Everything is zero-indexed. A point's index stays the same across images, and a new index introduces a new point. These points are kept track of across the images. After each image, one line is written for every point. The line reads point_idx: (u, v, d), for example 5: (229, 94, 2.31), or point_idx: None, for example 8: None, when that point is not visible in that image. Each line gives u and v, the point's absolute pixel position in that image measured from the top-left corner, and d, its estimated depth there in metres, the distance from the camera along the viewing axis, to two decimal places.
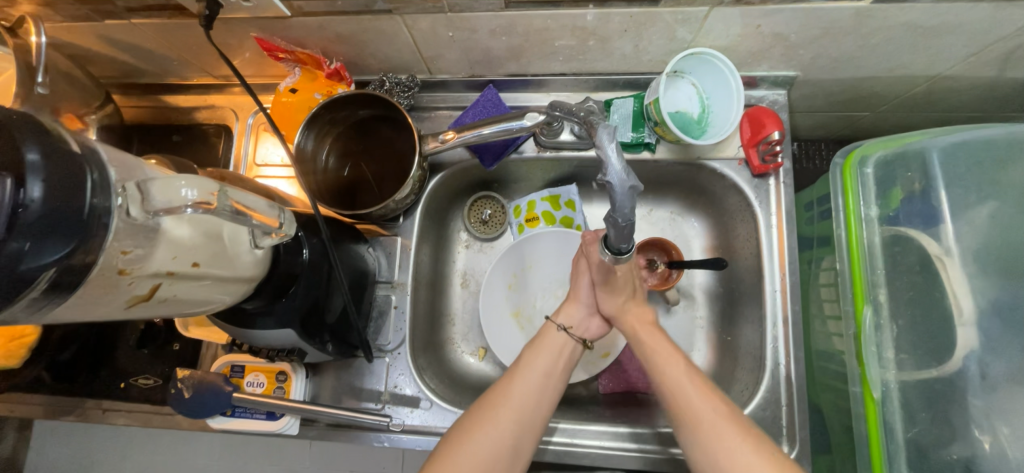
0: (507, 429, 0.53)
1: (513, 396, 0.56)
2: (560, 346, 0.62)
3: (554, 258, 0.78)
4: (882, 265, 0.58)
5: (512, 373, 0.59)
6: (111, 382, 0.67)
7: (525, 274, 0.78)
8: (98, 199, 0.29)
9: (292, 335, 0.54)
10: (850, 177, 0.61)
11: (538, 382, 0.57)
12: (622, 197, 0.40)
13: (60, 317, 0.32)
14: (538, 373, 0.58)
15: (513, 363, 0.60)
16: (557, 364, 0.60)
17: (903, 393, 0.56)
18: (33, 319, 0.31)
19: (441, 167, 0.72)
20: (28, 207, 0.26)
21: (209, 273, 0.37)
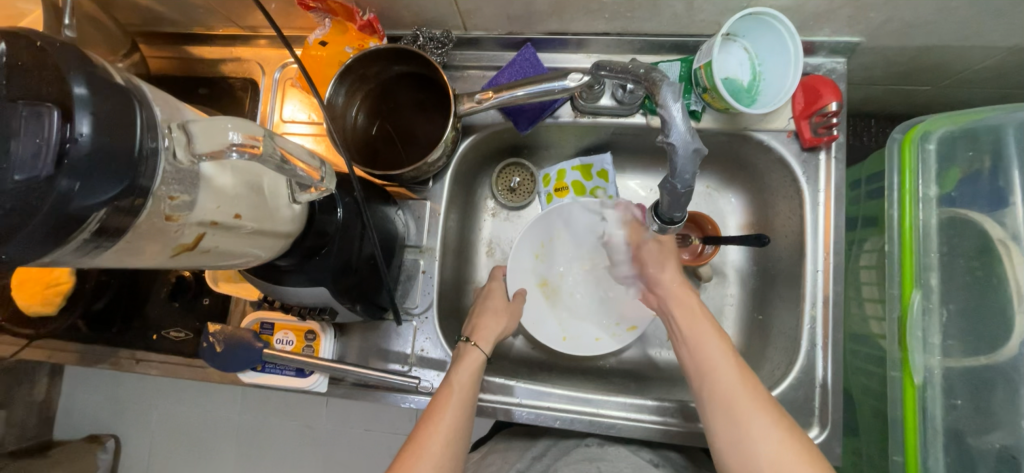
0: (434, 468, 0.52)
1: (429, 446, 0.53)
2: (476, 368, 0.61)
3: (583, 226, 0.75)
4: (937, 247, 0.56)
5: (428, 416, 0.56)
6: (143, 334, 0.69)
7: (553, 244, 0.76)
8: (146, 139, 0.28)
9: (324, 295, 0.54)
10: (909, 153, 0.57)
11: (456, 414, 0.56)
12: (684, 161, 0.38)
13: (105, 262, 0.31)
14: (457, 403, 0.57)
15: (428, 406, 0.57)
16: (473, 388, 0.59)
17: (946, 379, 0.55)
18: (79, 263, 0.30)
19: (473, 129, 0.70)
20: (76, 142, 0.24)
21: (251, 226, 0.36)
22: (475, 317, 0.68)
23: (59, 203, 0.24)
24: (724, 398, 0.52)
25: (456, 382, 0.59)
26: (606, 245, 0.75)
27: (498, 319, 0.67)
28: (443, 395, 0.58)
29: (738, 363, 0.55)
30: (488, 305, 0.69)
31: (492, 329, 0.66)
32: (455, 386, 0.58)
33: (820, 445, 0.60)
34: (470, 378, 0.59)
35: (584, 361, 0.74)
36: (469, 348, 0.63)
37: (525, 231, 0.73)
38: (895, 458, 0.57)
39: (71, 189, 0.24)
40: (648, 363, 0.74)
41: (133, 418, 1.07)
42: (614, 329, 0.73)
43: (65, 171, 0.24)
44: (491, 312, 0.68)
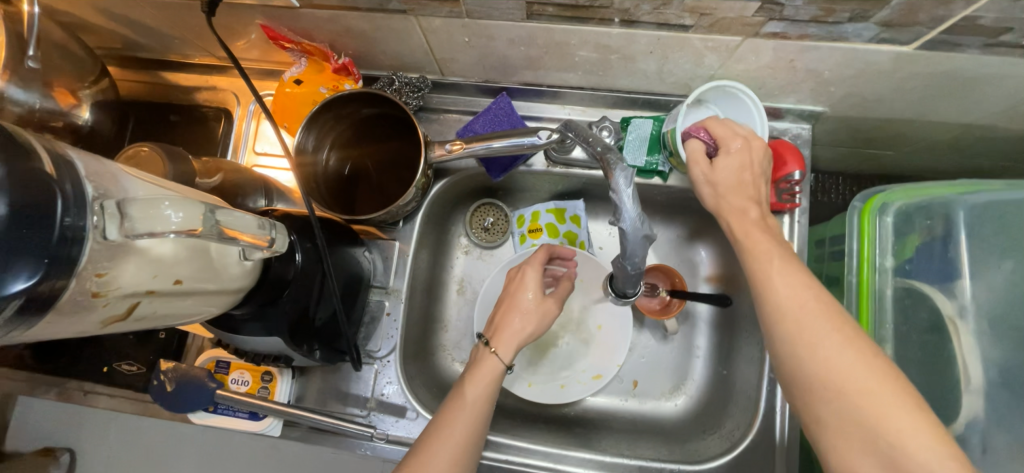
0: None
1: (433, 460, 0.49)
2: (493, 378, 0.55)
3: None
4: (892, 318, 0.57)
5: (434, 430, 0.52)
6: (93, 366, 0.66)
7: None
8: (71, 218, 0.27)
9: (279, 343, 0.53)
10: (868, 223, 0.59)
11: (464, 428, 0.51)
12: (635, 245, 0.39)
13: (32, 336, 0.30)
14: (466, 420, 0.52)
15: (434, 418, 0.53)
16: (488, 402, 0.54)
17: None
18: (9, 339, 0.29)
19: (446, 173, 0.70)
20: None
21: (193, 289, 0.35)
22: (500, 312, 0.60)
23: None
24: (799, 352, 0.42)
25: (468, 396, 0.53)
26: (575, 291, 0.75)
27: (526, 321, 0.59)
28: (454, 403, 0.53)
29: (842, 322, 0.42)
30: (516, 300, 0.60)
31: (516, 332, 0.58)
32: (468, 402, 0.53)
33: None
34: (484, 391, 0.54)
35: (548, 408, 0.74)
36: (487, 354, 0.57)
37: (495, 275, 0.73)
38: None
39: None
40: (613, 413, 0.74)
41: None
42: (579, 377, 0.72)
43: None
44: (520, 311, 0.59)
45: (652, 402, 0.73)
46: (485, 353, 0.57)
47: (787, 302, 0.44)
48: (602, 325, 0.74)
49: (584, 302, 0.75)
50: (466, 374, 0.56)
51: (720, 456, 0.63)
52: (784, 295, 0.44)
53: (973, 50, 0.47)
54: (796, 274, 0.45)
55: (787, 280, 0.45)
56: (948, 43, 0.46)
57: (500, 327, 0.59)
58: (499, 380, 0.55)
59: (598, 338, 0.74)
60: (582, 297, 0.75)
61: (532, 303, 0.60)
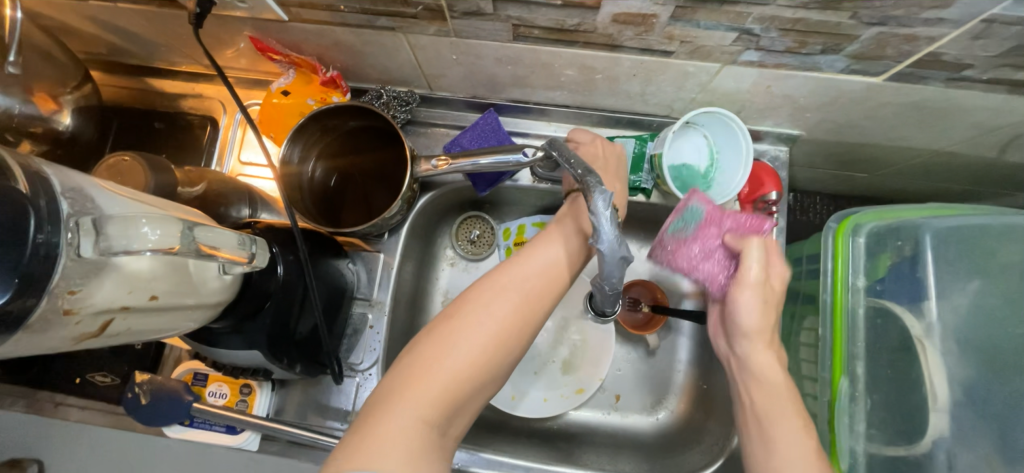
0: (491, 340, 0.44)
1: (448, 355, 0.42)
2: (537, 285, 0.47)
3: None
4: (863, 338, 0.59)
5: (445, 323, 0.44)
6: (66, 376, 0.65)
7: None
8: (44, 235, 0.27)
9: (259, 357, 0.52)
10: (841, 244, 0.61)
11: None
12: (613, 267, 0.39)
13: (2, 353, 0.30)
14: (496, 317, 0.45)
15: (444, 312, 0.45)
16: (531, 313, 0.46)
17: (870, 468, 0.57)
18: None
19: (432, 186, 0.70)
20: None
21: (169, 305, 0.35)
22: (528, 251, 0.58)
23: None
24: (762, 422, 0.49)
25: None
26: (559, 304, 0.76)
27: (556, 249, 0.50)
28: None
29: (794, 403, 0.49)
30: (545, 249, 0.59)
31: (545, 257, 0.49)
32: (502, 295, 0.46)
33: None
34: (526, 292, 0.47)
35: (532, 422, 0.74)
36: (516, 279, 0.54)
37: None
38: None
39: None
40: (596, 426, 0.74)
41: None
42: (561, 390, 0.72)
43: None
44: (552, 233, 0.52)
45: (634, 416, 0.74)
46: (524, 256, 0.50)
47: (775, 410, 0.48)
48: (586, 338, 0.75)
49: (568, 317, 0.76)
50: (496, 272, 0.48)
51: (697, 472, 0.64)
52: (770, 419, 0.48)
53: (937, 84, 0.49)
54: (780, 383, 0.50)
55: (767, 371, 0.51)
56: (915, 76, 0.48)
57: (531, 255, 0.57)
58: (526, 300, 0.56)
59: (581, 352, 0.74)
60: (566, 311, 0.76)
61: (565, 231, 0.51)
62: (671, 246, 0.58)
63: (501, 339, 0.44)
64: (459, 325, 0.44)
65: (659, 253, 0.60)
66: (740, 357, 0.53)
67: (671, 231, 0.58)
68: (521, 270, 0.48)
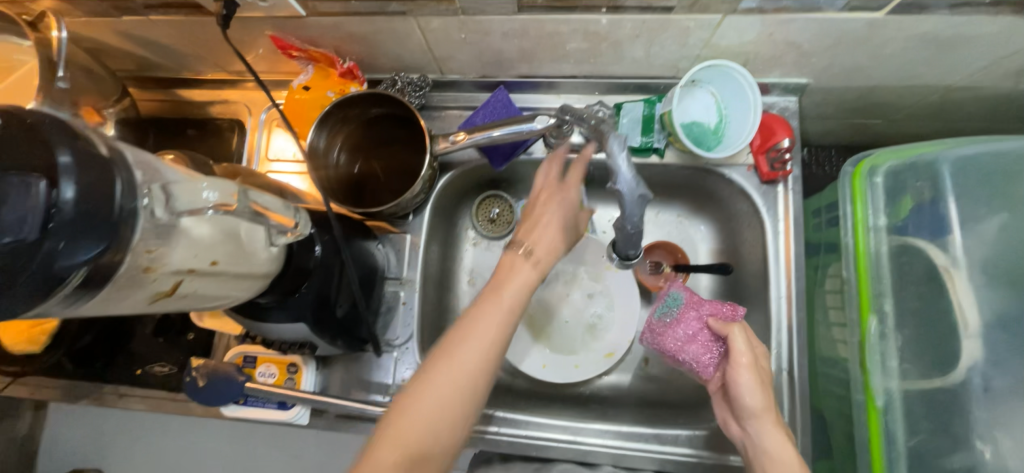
0: (489, 344, 0.45)
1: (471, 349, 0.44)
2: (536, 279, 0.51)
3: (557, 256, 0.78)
4: (888, 275, 0.59)
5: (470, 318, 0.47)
6: (128, 369, 0.70)
7: None
8: (126, 200, 0.30)
9: (304, 330, 0.56)
10: (859, 185, 0.61)
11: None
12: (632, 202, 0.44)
13: (88, 311, 0.33)
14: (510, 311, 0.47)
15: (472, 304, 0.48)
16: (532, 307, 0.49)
17: (906, 402, 0.57)
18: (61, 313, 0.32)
19: (451, 166, 0.73)
20: (60, 208, 0.27)
21: (226, 269, 0.39)
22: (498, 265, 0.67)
23: (50, 260, 0.27)
24: None
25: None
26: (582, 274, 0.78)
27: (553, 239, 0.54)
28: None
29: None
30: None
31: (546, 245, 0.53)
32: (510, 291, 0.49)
33: None
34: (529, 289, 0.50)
35: (564, 388, 0.76)
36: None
37: None
38: None
39: (58, 248, 0.27)
40: (628, 388, 0.76)
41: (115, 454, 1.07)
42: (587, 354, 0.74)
43: (53, 231, 0.27)
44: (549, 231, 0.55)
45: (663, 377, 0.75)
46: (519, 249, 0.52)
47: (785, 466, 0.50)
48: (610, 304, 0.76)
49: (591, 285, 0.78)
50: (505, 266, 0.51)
51: None
52: None
53: (941, 11, 0.49)
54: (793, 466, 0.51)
55: (773, 441, 0.52)
56: (919, 5, 0.49)
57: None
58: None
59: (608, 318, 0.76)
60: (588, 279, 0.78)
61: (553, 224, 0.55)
62: (659, 330, 0.65)
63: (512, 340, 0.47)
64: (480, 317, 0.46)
65: (650, 337, 0.67)
66: (753, 438, 0.54)
67: (658, 316, 0.66)
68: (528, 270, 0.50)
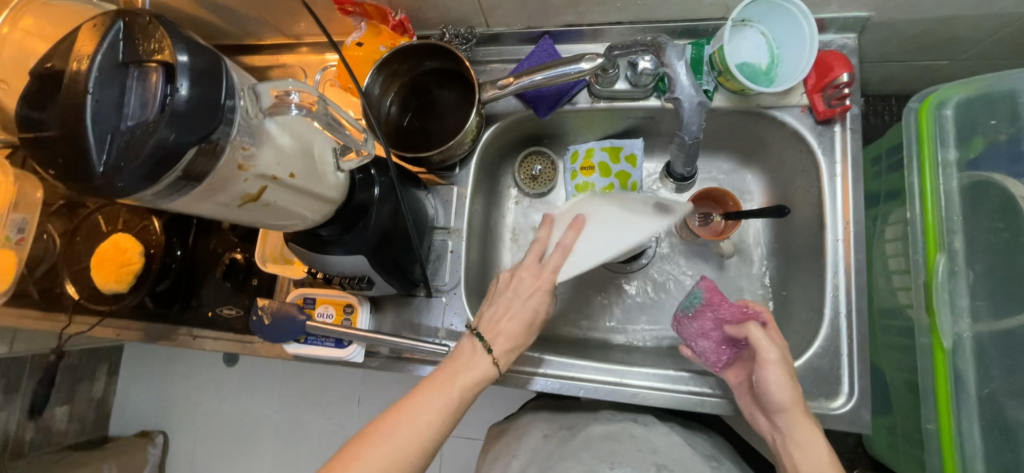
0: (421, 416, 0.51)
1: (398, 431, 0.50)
2: (479, 370, 0.56)
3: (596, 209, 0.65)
4: (960, 211, 0.56)
5: (400, 409, 0.52)
6: (199, 313, 0.76)
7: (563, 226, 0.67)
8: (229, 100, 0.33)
9: (362, 263, 0.58)
10: (926, 120, 0.59)
11: (431, 417, 0.52)
12: (693, 110, 0.59)
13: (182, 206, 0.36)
14: (433, 405, 0.52)
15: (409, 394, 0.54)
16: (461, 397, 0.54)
17: (976, 343, 0.54)
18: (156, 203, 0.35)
19: (496, 118, 0.74)
20: (174, 98, 0.30)
21: (302, 185, 0.42)
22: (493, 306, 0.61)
23: (158, 146, 0.29)
24: None
25: (447, 388, 0.53)
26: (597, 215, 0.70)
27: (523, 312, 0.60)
28: (423, 390, 0.53)
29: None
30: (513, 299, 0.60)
31: (507, 328, 0.59)
32: (441, 386, 0.54)
33: (848, 413, 0.59)
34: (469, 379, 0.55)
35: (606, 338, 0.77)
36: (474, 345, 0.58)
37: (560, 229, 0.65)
38: (928, 425, 0.57)
39: (166, 140, 0.29)
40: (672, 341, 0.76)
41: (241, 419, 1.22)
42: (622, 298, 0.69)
43: (166, 118, 0.29)
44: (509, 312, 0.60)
45: None
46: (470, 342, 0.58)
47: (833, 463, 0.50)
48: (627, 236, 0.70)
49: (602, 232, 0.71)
50: (450, 361, 0.57)
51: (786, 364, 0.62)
52: None
53: None
54: (823, 457, 0.51)
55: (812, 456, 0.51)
56: None
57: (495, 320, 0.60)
58: (479, 378, 0.56)
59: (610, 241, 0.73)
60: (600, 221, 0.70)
61: (529, 291, 0.60)
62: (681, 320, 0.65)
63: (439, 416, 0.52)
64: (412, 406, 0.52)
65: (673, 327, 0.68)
66: (781, 431, 0.54)
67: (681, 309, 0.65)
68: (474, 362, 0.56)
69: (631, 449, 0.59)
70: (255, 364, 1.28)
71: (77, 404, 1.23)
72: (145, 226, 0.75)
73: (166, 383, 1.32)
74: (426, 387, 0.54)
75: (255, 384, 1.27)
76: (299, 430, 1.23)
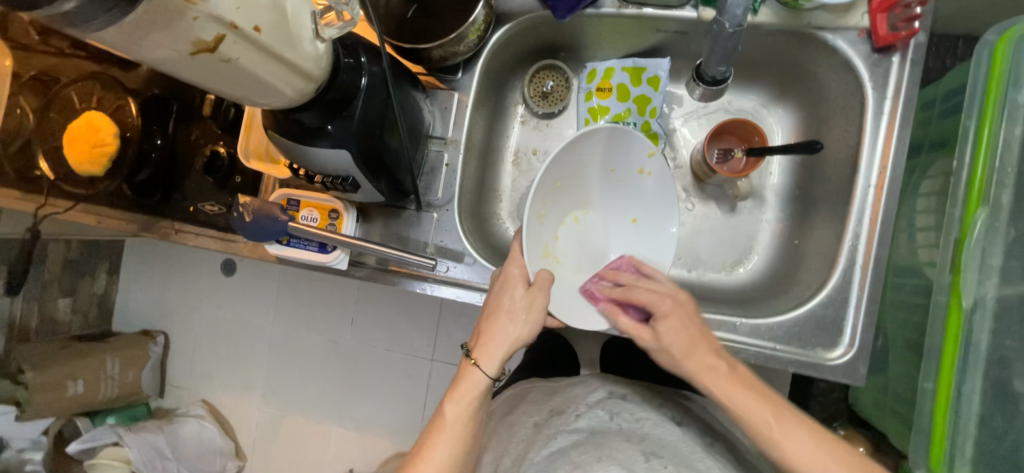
0: (445, 446, 0.57)
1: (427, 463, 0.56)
2: (478, 387, 0.57)
3: (563, 170, 0.60)
4: (1017, 162, 0.50)
5: (426, 442, 0.58)
6: (181, 207, 0.73)
7: (557, 192, 0.62)
8: None
9: (346, 161, 0.53)
10: (1002, 54, 0.50)
11: (445, 454, 0.56)
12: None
13: (114, 41, 0.30)
14: (450, 437, 0.57)
15: (429, 425, 0.59)
16: (471, 417, 0.58)
17: (1001, 305, 0.51)
18: (79, 32, 0.29)
19: (507, 18, 0.66)
20: None
21: (269, 44, 0.35)
22: (486, 318, 0.59)
23: None
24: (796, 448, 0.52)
25: (454, 415, 0.57)
26: (612, 191, 0.65)
27: (518, 325, 0.57)
28: (437, 426, 0.58)
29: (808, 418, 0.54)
30: (501, 304, 0.58)
31: (496, 345, 0.57)
32: (450, 419, 0.57)
33: (843, 366, 0.56)
34: (471, 401, 0.58)
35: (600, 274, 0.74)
36: (469, 367, 0.58)
37: (541, 186, 0.58)
38: (924, 384, 0.54)
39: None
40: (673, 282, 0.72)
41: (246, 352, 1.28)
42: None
43: None
44: (499, 322, 0.58)
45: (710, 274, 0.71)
46: (467, 364, 0.59)
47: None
48: (645, 211, 0.66)
49: (616, 211, 0.66)
50: (452, 386, 0.59)
51: (788, 312, 0.59)
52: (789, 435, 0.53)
53: None
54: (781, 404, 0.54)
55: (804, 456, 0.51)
56: None
57: (484, 337, 0.58)
58: (482, 393, 0.58)
59: (637, 198, 0.65)
60: (615, 198, 0.66)
61: (519, 301, 0.57)
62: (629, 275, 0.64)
63: (458, 441, 0.57)
64: (433, 441, 0.57)
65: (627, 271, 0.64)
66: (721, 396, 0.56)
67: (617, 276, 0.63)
68: (473, 383, 0.58)
69: (619, 439, 0.59)
70: (251, 275, 1.28)
71: (80, 298, 1.25)
72: (120, 106, 0.70)
73: (163, 286, 1.34)
74: (441, 420, 0.58)
75: (251, 295, 1.28)
76: (293, 342, 1.25)
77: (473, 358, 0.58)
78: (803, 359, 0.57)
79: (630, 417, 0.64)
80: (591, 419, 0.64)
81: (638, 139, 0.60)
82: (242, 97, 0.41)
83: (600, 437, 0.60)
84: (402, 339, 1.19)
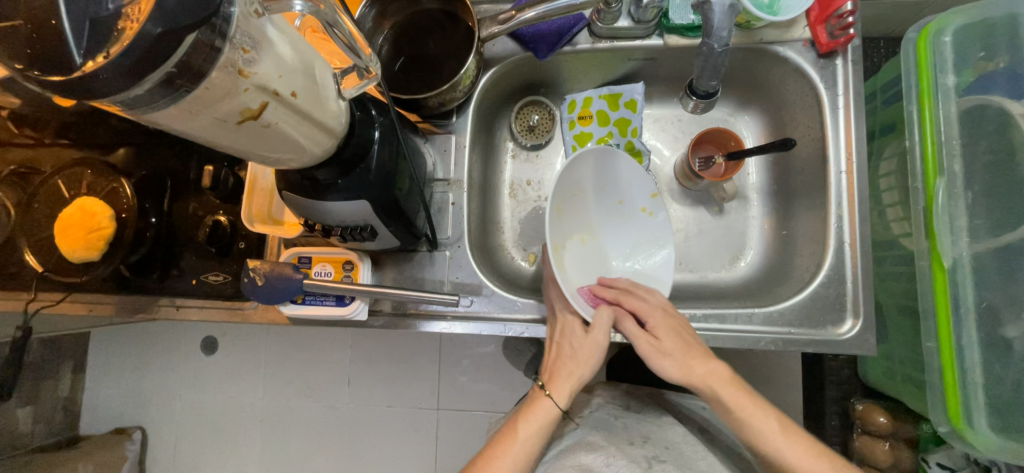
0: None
1: None
2: (550, 420, 0.58)
3: (587, 172, 0.64)
4: (958, 135, 0.58)
5: (485, 463, 0.57)
6: (181, 281, 0.70)
7: (575, 200, 0.65)
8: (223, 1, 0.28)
9: (364, 210, 0.54)
10: (926, 47, 0.59)
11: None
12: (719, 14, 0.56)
13: (163, 120, 0.32)
14: (517, 462, 0.56)
15: (488, 448, 0.58)
16: (539, 445, 0.57)
17: (977, 260, 0.57)
18: (133, 114, 0.31)
19: (493, 63, 0.71)
20: None
21: (305, 108, 0.38)
22: (554, 359, 0.62)
23: (142, 38, 0.25)
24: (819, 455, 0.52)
25: (520, 439, 0.57)
26: (610, 209, 0.69)
27: (583, 365, 0.59)
28: (503, 444, 0.58)
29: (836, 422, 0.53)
30: (567, 348, 0.61)
31: (570, 384, 0.60)
32: (519, 440, 0.57)
33: (854, 340, 0.60)
34: (538, 432, 0.58)
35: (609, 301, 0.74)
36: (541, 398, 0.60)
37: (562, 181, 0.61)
38: (928, 344, 0.59)
39: (154, 33, 0.25)
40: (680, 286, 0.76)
41: (237, 432, 1.20)
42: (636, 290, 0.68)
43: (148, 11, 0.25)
44: (569, 359, 0.60)
45: (713, 274, 0.75)
46: (539, 395, 0.61)
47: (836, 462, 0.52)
48: (638, 227, 0.71)
49: (613, 228, 0.70)
50: (520, 415, 0.60)
51: (793, 297, 0.63)
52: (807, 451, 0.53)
53: None
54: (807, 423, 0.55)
55: (796, 452, 0.53)
56: None
57: (555, 376, 0.61)
58: (553, 424, 0.59)
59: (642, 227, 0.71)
60: (613, 216, 0.70)
61: (581, 340, 0.60)
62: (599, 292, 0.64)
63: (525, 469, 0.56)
64: (495, 464, 0.56)
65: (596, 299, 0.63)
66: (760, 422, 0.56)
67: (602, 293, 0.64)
68: (540, 418, 0.58)
69: (623, 441, 0.59)
70: (238, 350, 1.22)
71: (44, 404, 1.14)
72: (113, 188, 0.68)
73: (140, 375, 1.25)
74: (504, 445, 0.58)
75: (240, 370, 1.21)
76: (289, 414, 1.18)
77: (547, 388, 0.60)
78: (817, 338, 0.61)
79: (636, 423, 0.63)
80: (597, 421, 0.64)
81: (621, 160, 0.66)
82: (270, 159, 0.42)
83: (603, 437, 0.60)
84: (405, 392, 1.15)
